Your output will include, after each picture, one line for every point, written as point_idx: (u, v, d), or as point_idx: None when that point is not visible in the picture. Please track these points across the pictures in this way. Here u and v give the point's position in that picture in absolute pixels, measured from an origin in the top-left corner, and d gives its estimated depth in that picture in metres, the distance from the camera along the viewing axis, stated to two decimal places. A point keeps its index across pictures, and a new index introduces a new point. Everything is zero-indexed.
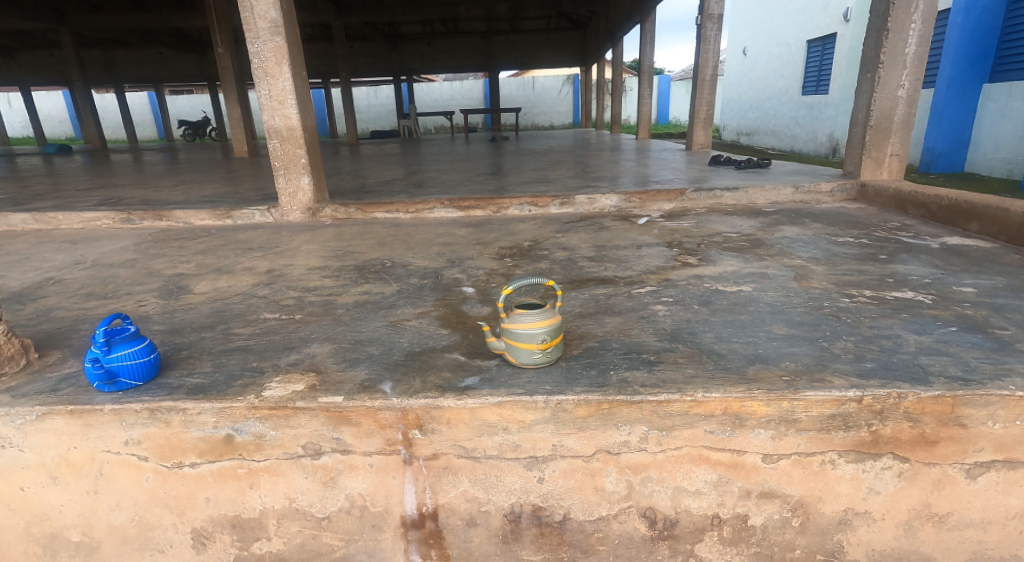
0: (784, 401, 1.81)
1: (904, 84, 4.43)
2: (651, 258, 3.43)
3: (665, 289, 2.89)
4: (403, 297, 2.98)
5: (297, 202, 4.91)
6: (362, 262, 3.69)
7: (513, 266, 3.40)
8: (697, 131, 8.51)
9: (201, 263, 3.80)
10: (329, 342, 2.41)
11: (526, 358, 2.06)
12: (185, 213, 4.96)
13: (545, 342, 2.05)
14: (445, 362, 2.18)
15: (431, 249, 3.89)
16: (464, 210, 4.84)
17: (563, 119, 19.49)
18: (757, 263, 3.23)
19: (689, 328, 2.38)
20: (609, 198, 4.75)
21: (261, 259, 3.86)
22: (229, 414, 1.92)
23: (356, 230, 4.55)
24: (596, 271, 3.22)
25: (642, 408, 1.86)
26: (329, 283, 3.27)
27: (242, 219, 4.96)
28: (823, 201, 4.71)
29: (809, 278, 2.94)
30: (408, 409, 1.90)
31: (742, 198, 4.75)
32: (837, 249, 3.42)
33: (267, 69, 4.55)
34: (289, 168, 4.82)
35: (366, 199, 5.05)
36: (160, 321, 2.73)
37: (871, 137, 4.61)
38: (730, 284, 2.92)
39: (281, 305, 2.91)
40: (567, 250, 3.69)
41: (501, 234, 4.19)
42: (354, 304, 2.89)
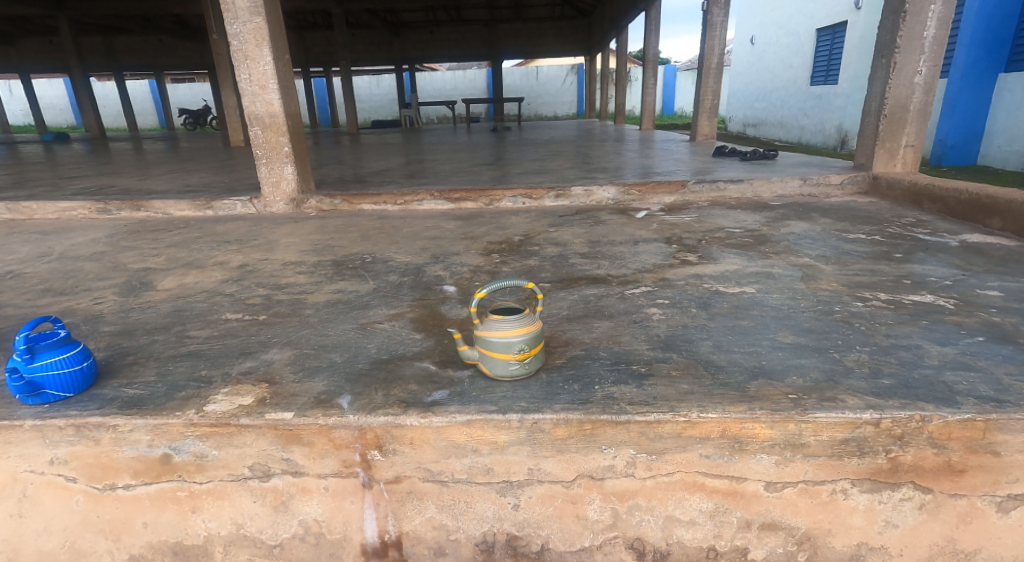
0: (791, 423, 1.59)
1: (921, 69, 4.12)
2: (648, 254, 3.21)
3: (661, 289, 2.67)
4: (378, 296, 2.77)
5: (280, 192, 4.70)
6: (341, 257, 3.48)
7: (500, 263, 3.19)
8: (702, 122, 8.26)
9: (172, 257, 3.59)
10: (290, 348, 2.21)
11: (502, 370, 1.85)
12: (164, 203, 4.75)
13: (522, 352, 1.84)
14: (413, 374, 1.97)
15: (416, 243, 3.68)
16: (454, 202, 4.62)
17: (566, 110, 19.16)
18: (762, 262, 3.00)
19: (685, 335, 2.16)
20: (607, 190, 4.50)
21: (236, 253, 3.64)
22: (164, 432, 1.71)
23: (341, 223, 4.33)
24: (588, 269, 3.00)
25: (629, 430, 1.65)
26: (302, 281, 3.06)
27: (223, 210, 4.75)
28: (833, 195, 4.45)
29: (818, 279, 2.71)
30: (365, 427, 1.70)
31: (747, 191, 4.51)
32: (849, 247, 3.17)
33: (247, 52, 4.30)
34: (271, 157, 4.60)
35: (353, 190, 4.83)
36: (112, 321, 2.52)
37: (885, 127, 4.32)
38: (732, 285, 2.70)
39: (246, 305, 2.70)
40: (560, 246, 3.47)
41: (491, 228, 3.96)
42: (325, 304, 2.69)
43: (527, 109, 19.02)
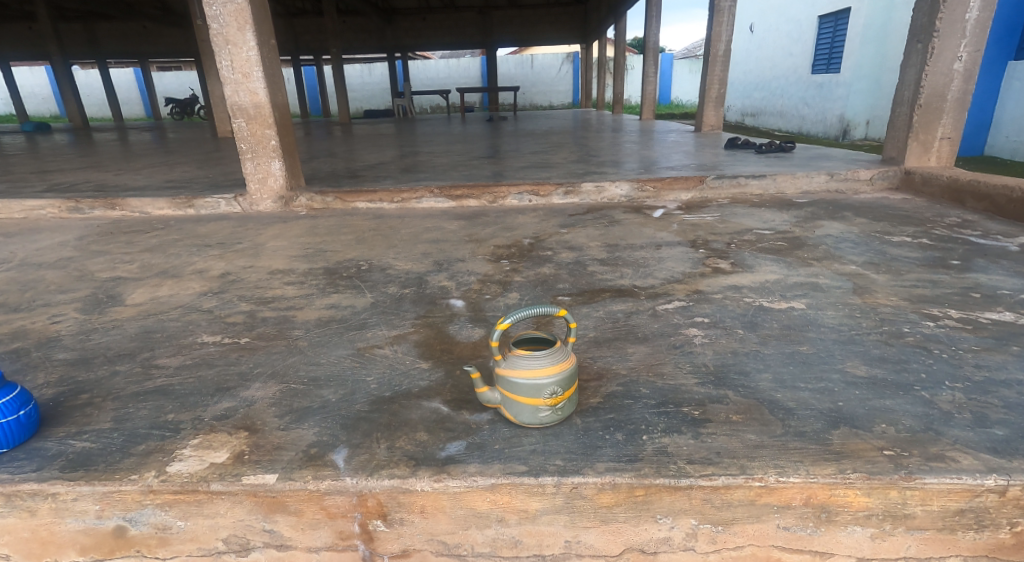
0: (893, 490, 1.30)
1: (962, 55, 3.78)
2: (674, 261, 2.89)
3: (697, 304, 2.35)
4: (376, 313, 2.44)
5: (267, 189, 4.34)
6: (333, 264, 3.13)
7: (511, 271, 2.87)
8: (708, 113, 7.87)
9: (146, 264, 3.24)
10: (274, 382, 1.89)
11: (529, 417, 1.54)
12: (140, 202, 4.38)
13: (555, 396, 1.53)
14: (422, 418, 1.66)
15: (416, 247, 3.35)
16: (455, 200, 4.27)
17: (562, 99, 18.71)
18: (804, 271, 2.67)
19: (737, 364, 1.85)
20: (619, 187, 4.16)
21: (217, 259, 3.30)
22: (117, 501, 1.40)
23: (333, 224, 3.99)
24: (610, 279, 2.68)
25: (691, 496, 1.36)
26: (290, 294, 2.72)
27: (205, 209, 4.39)
28: (863, 191, 4.11)
29: (873, 291, 2.39)
30: (366, 493, 1.40)
31: (770, 187, 4.15)
32: (896, 252, 2.83)
33: (228, 36, 3.91)
34: (257, 151, 4.24)
35: (346, 186, 4.48)
36: (68, 347, 2.18)
37: (919, 118, 3.99)
38: (777, 298, 2.38)
39: (226, 325, 2.37)
40: (574, 250, 3.14)
41: (497, 229, 3.62)
42: (315, 324, 2.36)
43: (522, 98, 18.58)
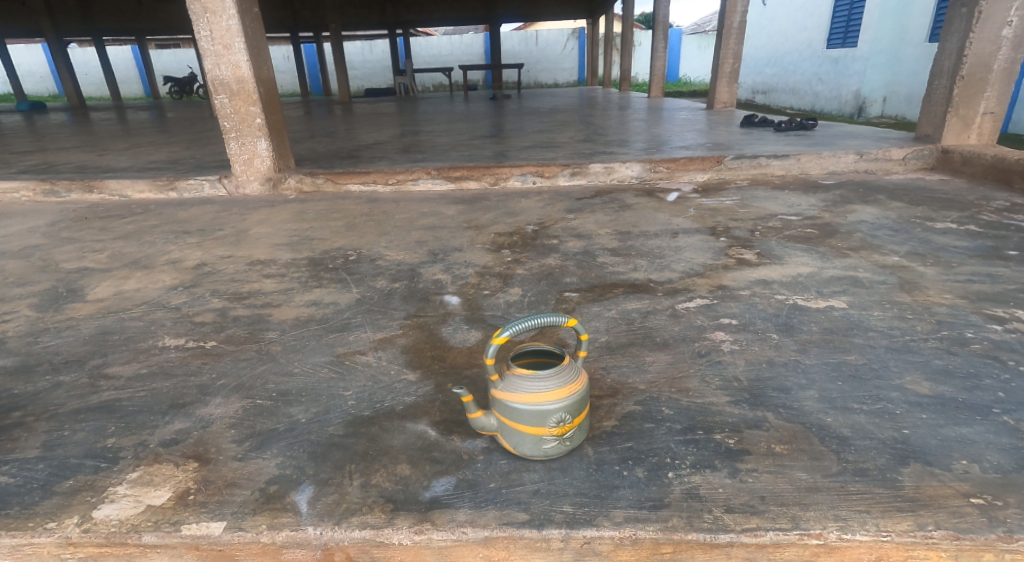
0: (987, 553, 1.08)
1: (1012, 20, 3.43)
2: (694, 250, 2.60)
3: (723, 302, 2.08)
4: (361, 312, 2.18)
5: (253, 170, 4.06)
6: (319, 254, 2.86)
7: (512, 263, 2.59)
8: (721, 88, 7.45)
9: (118, 253, 2.98)
10: (237, 397, 1.64)
11: (530, 449, 1.30)
12: (119, 184, 4.10)
13: (562, 425, 1.28)
14: (406, 445, 1.41)
15: (411, 234, 3.08)
16: (454, 182, 3.98)
17: (567, 76, 18.12)
18: (840, 263, 2.35)
19: (775, 379, 1.58)
20: (630, 167, 3.84)
21: (194, 248, 3.03)
22: (31, 555, 1.17)
23: (323, 208, 3.71)
24: (623, 272, 2.40)
25: (730, 555, 1.12)
26: (268, 289, 2.45)
27: (188, 191, 4.11)
28: (895, 172, 3.78)
29: (923, 287, 2.10)
30: (332, 547, 1.16)
31: (793, 167, 3.81)
32: (942, 241, 2.52)
33: (206, 3, 3.58)
34: (241, 130, 3.95)
35: (338, 168, 4.18)
36: (11, 352, 1.93)
37: (960, 91, 3.66)
38: (812, 296, 2.08)
39: (193, 326, 2.11)
40: (582, 238, 2.86)
41: (499, 215, 3.34)
42: (292, 325, 2.10)
43: (526, 76, 18.06)
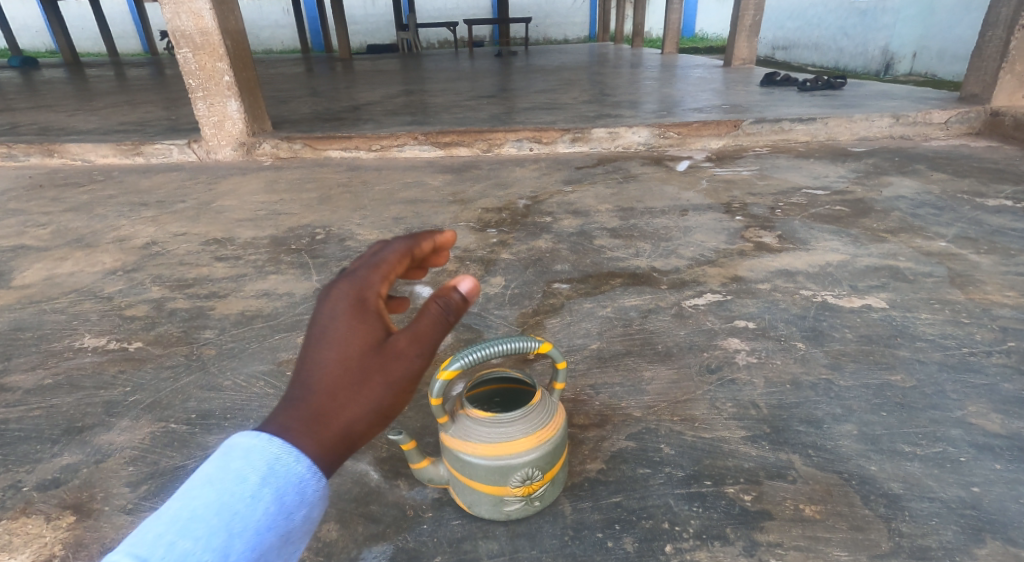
0: None
1: None
2: (705, 232, 2.26)
3: (740, 299, 1.75)
4: (317, 305, 1.88)
5: (224, 134, 3.71)
6: (284, 231, 2.54)
7: (497, 245, 2.27)
8: (740, 43, 6.89)
9: (62, 228, 2.67)
10: (149, 420, 1.39)
11: (487, 510, 1.03)
12: (79, 148, 3.76)
13: (529, 482, 1.01)
14: (339, 493, 1.14)
15: (388, 209, 2.76)
16: (444, 149, 3.61)
17: (577, 32, 17.22)
18: (877, 249, 1.99)
19: (803, 406, 1.28)
20: (636, 133, 3.45)
21: (147, 223, 2.72)
22: None
23: (298, 177, 3.38)
24: (623, 259, 2.08)
25: None
26: (216, 274, 2.14)
27: (155, 156, 3.78)
28: (935, 137, 3.38)
29: (982, 279, 1.76)
30: None
31: (819, 133, 3.41)
32: (997, 222, 2.16)
33: None
34: (208, 89, 3.58)
35: (317, 131, 3.81)
36: None
37: (1017, 44, 3.22)
38: (847, 291, 1.75)
39: (122, 321, 1.83)
40: (580, 215, 2.53)
41: (489, 187, 3.00)
42: (235, 321, 1.81)
43: (534, 32, 17.24)
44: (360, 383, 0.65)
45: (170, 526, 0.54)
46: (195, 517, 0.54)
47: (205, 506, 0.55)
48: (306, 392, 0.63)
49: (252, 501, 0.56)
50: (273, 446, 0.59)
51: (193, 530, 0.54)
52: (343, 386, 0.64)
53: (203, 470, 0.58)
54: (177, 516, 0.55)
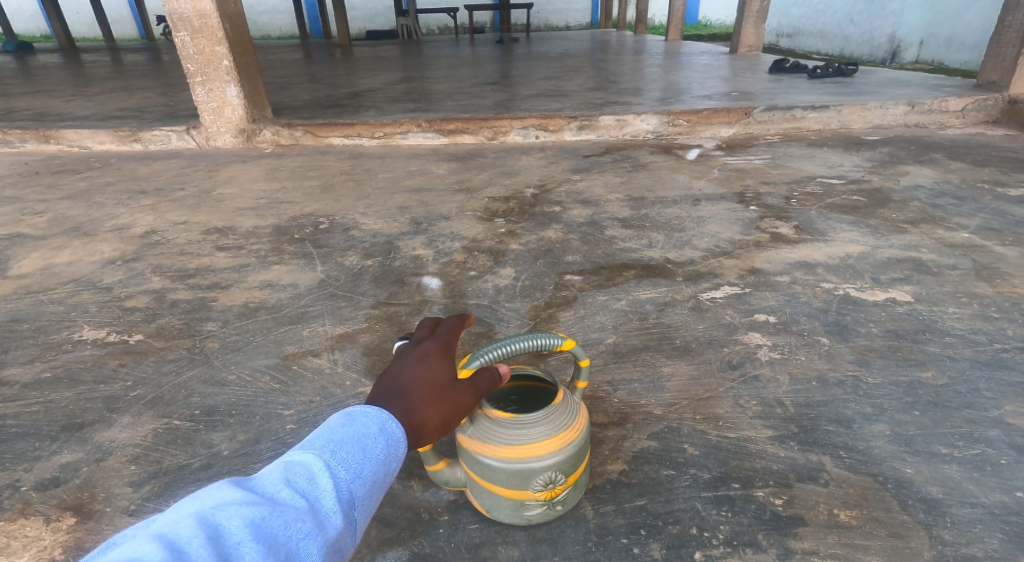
0: None
1: None
2: (720, 222, 2.21)
3: (759, 292, 1.70)
4: (322, 297, 1.83)
5: (224, 120, 3.64)
6: (286, 220, 2.47)
7: (506, 235, 2.21)
8: (746, 30, 6.78)
9: (59, 216, 2.61)
10: (151, 416, 1.35)
11: (507, 515, 0.98)
12: (76, 134, 3.69)
13: (552, 486, 0.96)
14: None
15: (393, 198, 2.69)
16: (448, 136, 3.54)
17: (579, 18, 16.99)
18: (898, 240, 1.94)
19: (831, 405, 1.23)
20: (645, 120, 3.38)
21: (146, 211, 2.66)
22: None
23: (300, 165, 3.31)
24: (636, 250, 2.02)
25: None
26: (218, 264, 2.08)
27: (154, 143, 3.71)
28: (950, 126, 3.31)
29: (1009, 272, 1.71)
30: None
31: (832, 121, 3.34)
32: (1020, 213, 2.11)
33: None
34: (207, 74, 3.50)
35: (318, 118, 3.73)
36: None
37: None
38: (869, 283, 1.70)
39: (122, 313, 1.77)
40: (589, 205, 2.47)
41: (495, 175, 2.94)
42: (238, 313, 1.75)
43: (535, 18, 17.03)
44: (438, 398, 0.86)
45: (320, 446, 0.74)
46: (339, 443, 0.74)
47: (343, 438, 0.75)
48: (402, 391, 0.85)
49: (373, 444, 0.77)
50: (380, 413, 0.81)
51: (340, 450, 0.74)
52: (429, 395, 0.86)
53: (332, 418, 0.78)
54: (325, 440, 0.75)
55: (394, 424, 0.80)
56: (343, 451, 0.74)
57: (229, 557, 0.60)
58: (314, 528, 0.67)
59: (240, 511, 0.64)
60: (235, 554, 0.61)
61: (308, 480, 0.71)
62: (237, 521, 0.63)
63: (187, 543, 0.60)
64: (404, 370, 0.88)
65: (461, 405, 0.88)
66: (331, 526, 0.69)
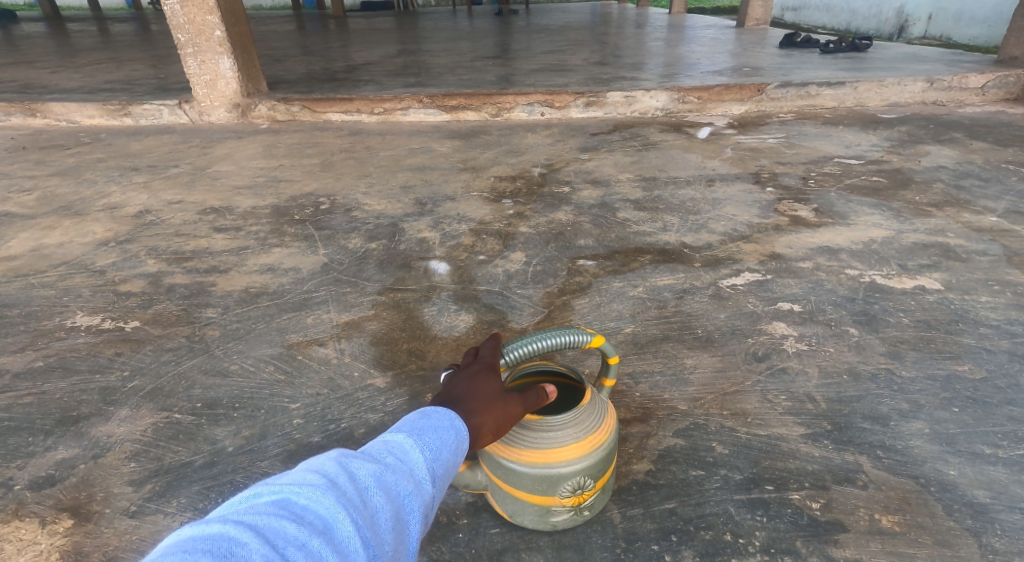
0: None
1: None
2: (736, 204, 2.13)
3: (782, 279, 1.63)
4: (325, 282, 1.75)
5: (217, 94, 3.51)
6: (286, 200, 2.39)
7: (514, 216, 2.14)
8: (754, 3, 6.59)
9: (48, 194, 2.52)
10: (150, 409, 1.28)
11: (531, 520, 0.93)
12: (62, 108, 3.56)
13: (580, 492, 0.91)
14: None
15: (395, 177, 2.60)
16: (450, 113, 3.43)
17: None
18: (923, 224, 1.87)
19: (864, 401, 1.18)
20: (654, 97, 3.27)
21: (139, 189, 2.57)
22: None
23: (297, 141, 3.20)
24: (651, 233, 1.95)
25: None
26: (216, 246, 2.00)
27: (145, 118, 3.58)
28: (969, 104, 3.23)
29: None
30: None
31: (847, 98, 3.25)
32: None
33: None
34: (199, 45, 3.37)
35: (316, 92, 3.61)
36: None
37: None
38: (898, 270, 1.63)
39: (116, 299, 1.70)
40: (600, 185, 2.39)
41: (501, 154, 2.85)
42: (238, 299, 1.68)
43: None
44: (492, 405, 0.83)
45: (408, 428, 0.75)
46: (422, 429, 0.75)
47: (424, 426, 0.75)
48: (458, 399, 0.83)
49: (447, 435, 0.76)
50: (447, 412, 0.79)
51: (424, 434, 0.74)
52: (483, 401, 0.83)
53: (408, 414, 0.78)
54: (408, 428, 0.75)
55: (461, 423, 0.79)
56: (429, 435, 0.74)
57: (362, 498, 0.64)
58: (417, 489, 0.69)
59: (364, 465, 0.67)
60: (365, 498, 0.64)
61: (404, 453, 0.71)
62: (366, 470, 0.66)
63: (335, 477, 0.64)
64: (455, 381, 0.85)
65: (513, 413, 0.84)
66: (428, 492, 0.70)
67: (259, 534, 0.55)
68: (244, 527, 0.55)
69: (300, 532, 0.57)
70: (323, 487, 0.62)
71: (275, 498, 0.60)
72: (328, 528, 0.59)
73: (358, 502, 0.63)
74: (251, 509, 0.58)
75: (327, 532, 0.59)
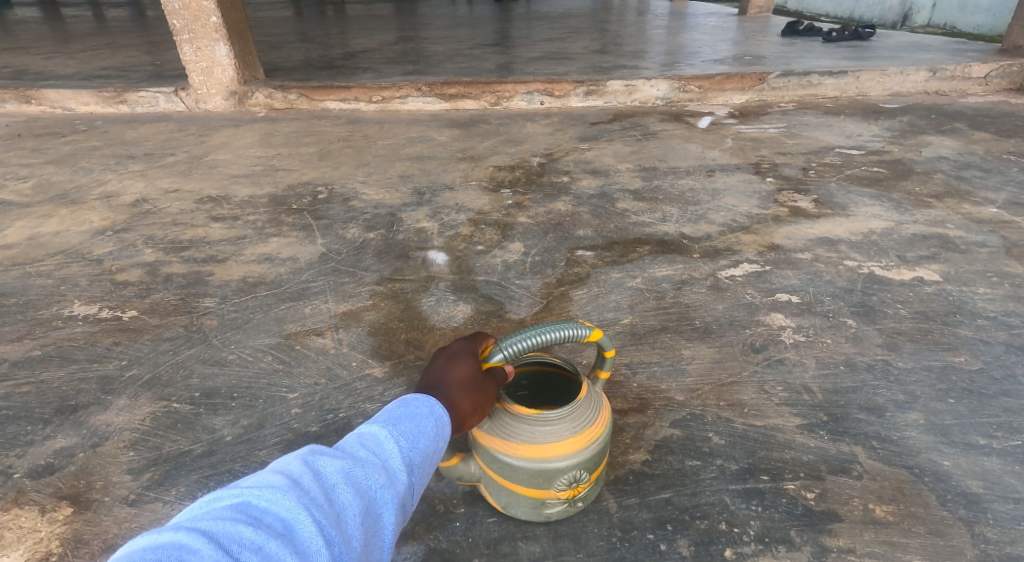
0: None
1: None
2: (736, 195, 2.12)
3: (781, 270, 1.63)
4: (323, 272, 1.75)
5: (214, 82, 3.49)
6: (283, 189, 2.38)
7: (513, 206, 2.13)
8: None
9: (45, 182, 2.51)
10: (149, 398, 1.29)
11: (526, 512, 0.94)
12: (58, 95, 3.53)
13: (576, 484, 0.92)
14: None
15: (393, 166, 2.59)
16: (449, 101, 3.41)
17: None
18: (923, 215, 1.87)
19: (861, 392, 1.18)
20: (654, 86, 3.25)
21: (136, 177, 2.56)
22: None
23: (295, 130, 3.19)
24: (650, 223, 1.94)
25: None
26: (213, 235, 1.99)
27: (141, 105, 3.56)
28: (972, 93, 3.21)
29: None
30: None
31: (849, 87, 3.22)
32: None
33: None
34: (195, 32, 3.34)
35: (314, 80, 3.58)
36: None
37: None
38: (897, 261, 1.63)
39: (113, 288, 1.69)
40: (599, 175, 2.38)
41: (500, 143, 2.83)
42: (235, 289, 1.67)
43: None
44: (473, 386, 0.86)
45: (384, 418, 0.75)
46: (398, 418, 0.75)
47: (400, 415, 0.76)
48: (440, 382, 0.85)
49: (425, 423, 0.77)
50: (428, 398, 0.80)
51: (401, 423, 0.75)
52: (466, 383, 0.86)
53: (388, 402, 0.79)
54: (386, 416, 0.76)
55: (441, 408, 0.80)
56: (404, 425, 0.75)
57: (328, 497, 0.64)
58: (390, 481, 0.69)
59: (332, 461, 0.67)
60: (331, 496, 0.64)
61: (377, 446, 0.72)
62: (333, 468, 0.67)
63: (299, 477, 0.64)
64: (435, 366, 0.88)
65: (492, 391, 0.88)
66: (402, 483, 0.71)
67: (212, 540, 0.55)
68: (197, 533, 0.55)
69: (256, 535, 0.57)
70: (285, 488, 0.62)
71: (234, 502, 0.59)
72: (288, 530, 0.59)
73: (323, 501, 0.63)
74: (209, 514, 0.58)
75: (287, 534, 0.59)
